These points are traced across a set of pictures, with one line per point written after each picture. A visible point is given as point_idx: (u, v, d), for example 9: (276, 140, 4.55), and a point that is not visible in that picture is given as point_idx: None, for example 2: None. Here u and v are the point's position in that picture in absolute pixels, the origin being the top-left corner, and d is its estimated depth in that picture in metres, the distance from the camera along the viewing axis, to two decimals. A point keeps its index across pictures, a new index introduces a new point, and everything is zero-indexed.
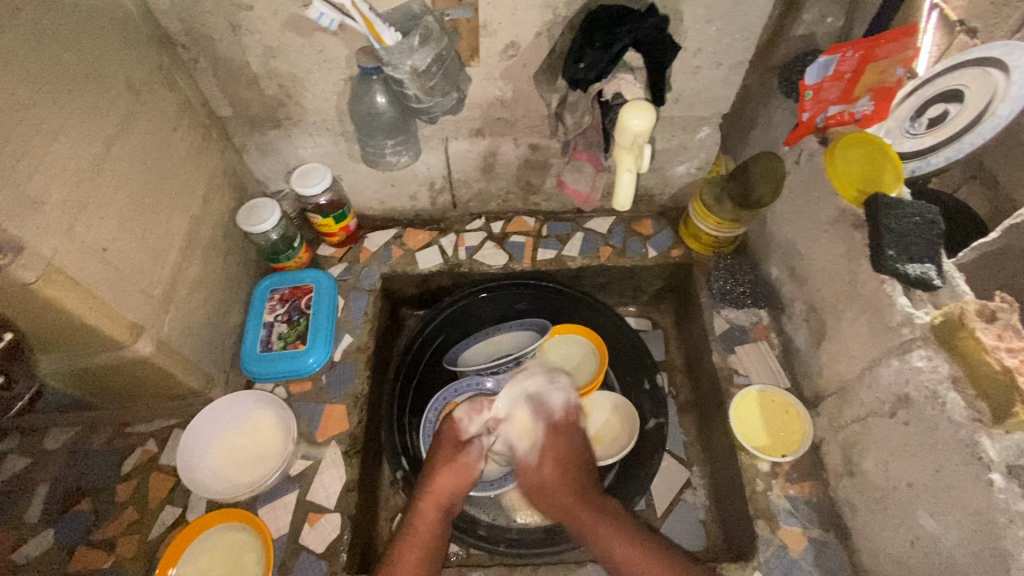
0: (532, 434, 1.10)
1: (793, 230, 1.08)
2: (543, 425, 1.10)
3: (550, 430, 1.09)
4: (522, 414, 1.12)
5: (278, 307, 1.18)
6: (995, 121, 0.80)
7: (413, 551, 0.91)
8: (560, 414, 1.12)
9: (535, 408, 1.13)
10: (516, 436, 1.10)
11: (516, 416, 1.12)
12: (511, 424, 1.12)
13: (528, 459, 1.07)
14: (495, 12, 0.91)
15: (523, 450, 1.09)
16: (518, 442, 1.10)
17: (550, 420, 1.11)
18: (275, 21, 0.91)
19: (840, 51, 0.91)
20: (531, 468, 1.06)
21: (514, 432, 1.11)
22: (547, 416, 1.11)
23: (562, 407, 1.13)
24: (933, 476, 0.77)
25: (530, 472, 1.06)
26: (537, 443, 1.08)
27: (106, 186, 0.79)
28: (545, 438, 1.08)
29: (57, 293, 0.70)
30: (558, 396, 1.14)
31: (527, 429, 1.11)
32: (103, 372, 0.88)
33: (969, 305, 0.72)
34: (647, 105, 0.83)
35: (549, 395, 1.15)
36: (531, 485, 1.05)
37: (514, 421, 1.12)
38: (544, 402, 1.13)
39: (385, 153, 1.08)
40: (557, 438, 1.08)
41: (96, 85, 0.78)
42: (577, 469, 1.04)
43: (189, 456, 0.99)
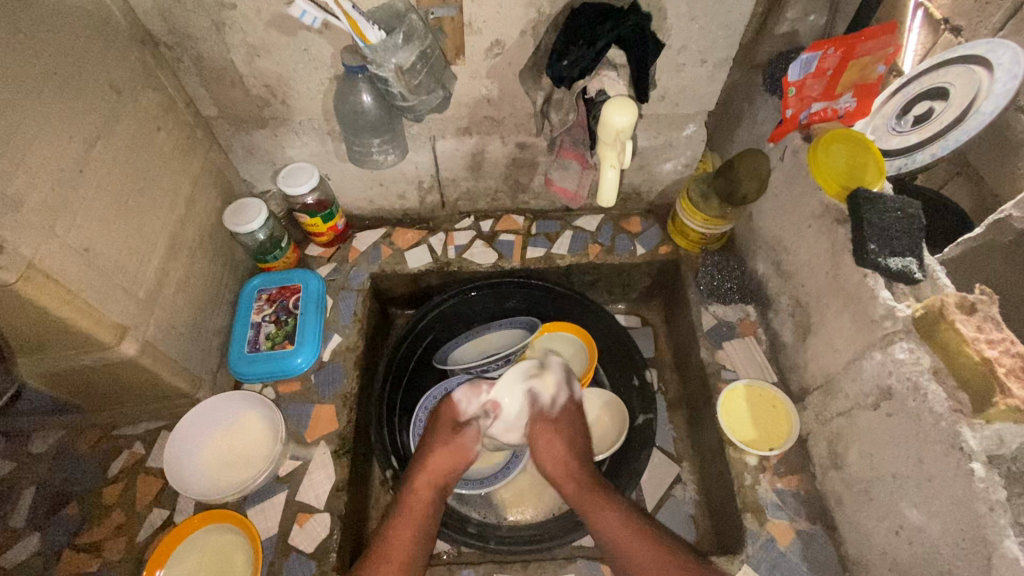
0: (554, 399, 1.11)
1: (778, 225, 1.09)
2: (567, 395, 1.12)
3: (573, 404, 1.11)
4: (552, 378, 1.12)
5: (266, 307, 1.17)
6: (980, 118, 0.79)
7: (406, 529, 0.94)
8: (579, 397, 1.14)
9: (564, 379, 1.13)
10: (542, 393, 1.11)
11: (546, 377, 1.13)
12: (537, 380, 1.12)
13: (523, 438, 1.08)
14: (480, 10, 0.91)
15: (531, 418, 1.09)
16: (541, 399, 1.10)
17: (573, 396, 1.13)
18: (259, 20, 0.91)
19: (821, 48, 0.94)
20: (546, 424, 1.07)
21: (542, 389, 1.11)
22: (571, 392, 1.13)
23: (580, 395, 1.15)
24: (915, 467, 0.78)
25: (541, 437, 1.06)
26: (556, 408, 1.10)
27: (88, 186, 0.78)
28: (565, 406, 1.10)
29: (39, 294, 0.69)
30: (578, 386, 1.15)
31: (553, 394, 1.11)
32: (87, 374, 0.87)
33: (949, 298, 0.74)
34: (629, 102, 0.84)
35: (574, 379, 1.16)
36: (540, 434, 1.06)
37: (543, 384, 1.12)
38: (569, 381, 1.15)
39: (371, 152, 1.08)
40: (571, 415, 1.10)
41: (77, 84, 0.78)
42: (579, 446, 1.06)
43: (177, 455, 0.98)
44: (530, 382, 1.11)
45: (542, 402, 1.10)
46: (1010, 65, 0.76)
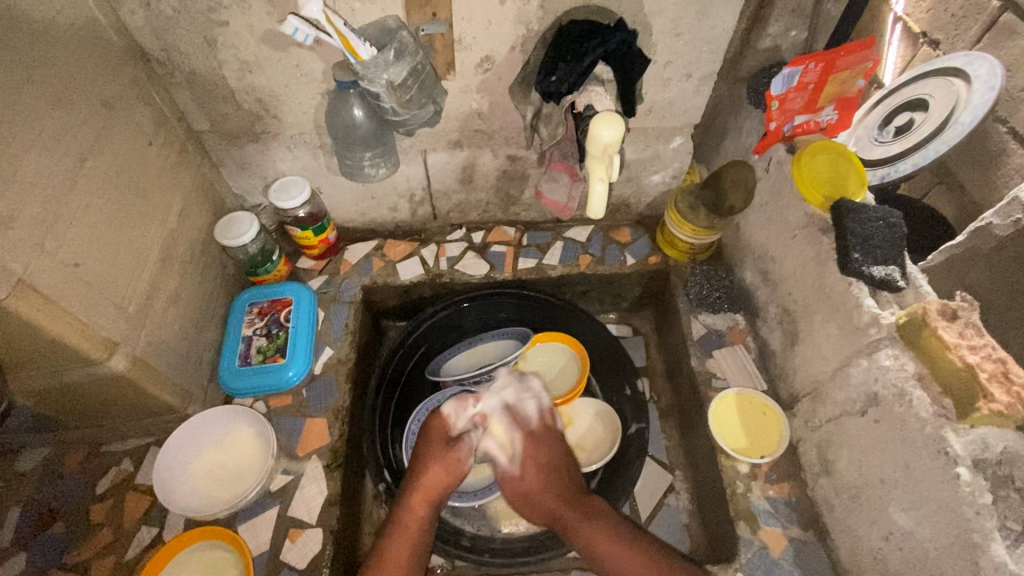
0: (511, 443, 1.05)
1: (764, 235, 1.11)
2: (520, 433, 1.05)
3: (529, 438, 1.05)
4: (499, 427, 1.07)
5: (257, 320, 1.17)
6: (958, 129, 0.81)
7: (401, 548, 0.92)
8: (536, 423, 1.08)
9: (511, 419, 1.08)
10: (497, 447, 1.05)
11: (494, 427, 1.07)
12: (489, 437, 1.06)
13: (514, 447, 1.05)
14: (470, 27, 0.92)
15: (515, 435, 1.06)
16: (499, 455, 1.05)
17: (528, 429, 1.07)
18: (251, 36, 0.92)
19: (802, 62, 0.93)
20: (512, 480, 1.03)
21: (493, 441, 1.06)
22: (523, 426, 1.07)
23: (536, 417, 1.09)
24: (903, 472, 0.79)
25: (512, 486, 1.02)
26: (515, 452, 1.04)
27: (79, 202, 0.78)
28: (524, 447, 1.04)
29: (28, 310, 0.69)
30: (532, 404, 1.10)
31: (507, 439, 1.05)
32: (74, 390, 0.86)
33: (931, 305, 0.75)
34: (617, 117, 0.86)
35: (522, 403, 1.10)
36: (514, 496, 1.02)
37: (494, 430, 1.07)
38: (517, 413, 1.09)
39: (363, 165, 1.09)
40: (536, 446, 1.04)
41: (68, 100, 0.78)
42: (555, 469, 1.02)
43: (165, 474, 0.97)
44: (482, 438, 1.06)
45: (502, 455, 1.04)
46: (987, 78, 0.79)
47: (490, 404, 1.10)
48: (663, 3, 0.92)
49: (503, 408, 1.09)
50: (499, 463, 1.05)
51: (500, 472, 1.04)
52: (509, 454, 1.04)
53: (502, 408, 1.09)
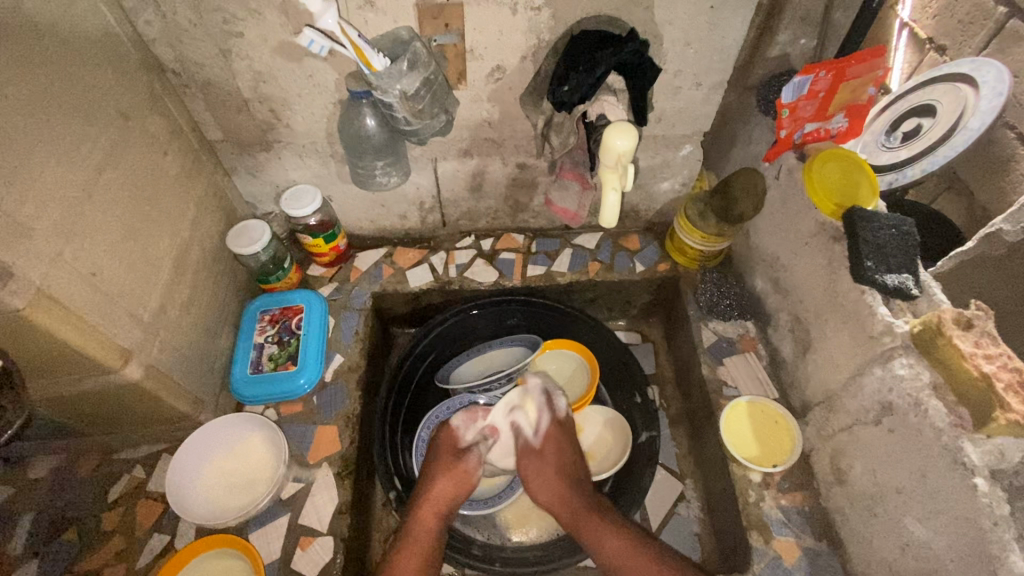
0: (538, 421, 1.09)
1: (775, 243, 1.11)
2: (550, 416, 1.09)
3: (557, 424, 1.09)
4: (533, 403, 1.11)
5: (268, 328, 1.18)
6: (968, 134, 0.81)
7: (413, 558, 0.93)
8: (566, 415, 1.11)
9: (546, 402, 1.11)
10: (525, 421, 1.09)
11: (528, 403, 1.11)
12: (522, 408, 1.11)
13: (523, 450, 1.06)
14: (481, 37, 0.93)
15: (529, 433, 1.08)
16: (525, 427, 1.09)
17: (556, 415, 1.10)
18: (265, 47, 0.93)
19: (812, 71, 0.94)
20: (530, 453, 1.05)
21: (524, 416, 1.09)
22: (554, 412, 1.10)
23: (568, 411, 1.12)
24: (919, 482, 0.78)
25: (528, 458, 1.05)
26: (541, 430, 1.08)
27: (96, 212, 0.79)
28: (550, 428, 1.08)
29: (45, 319, 0.69)
30: (567, 401, 1.13)
31: (536, 417, 1.09)
32: (90, 398, 0.87)
33: (946, 314, 0.75)
34: (628, 127, 0.86)
35: (560, 394, 1.13)
36: (527, 466, 1.05)
37: (524, 408, 1.11)
38: (552, 400, 1.12)
39: (375, 173, 1.11)
40: (560, 431, 1.08)
41: (86, 111, 0.79)
42: (570, 462, 1.04)
43: (177, 483, 0.97)
44: (513, 413, 1.10)
45: (527, 428, 1.08)
46: (994, 84, 0.79)
47: (534, 382, 1.14)
48: (673, 13, 0.93)
49: (544, 389, 1.12)
50: (522, 434, 1.08)
51: (521, 443, 1.07)
52: (534, 429, 1.08)
53: (542, 388, 1.12)
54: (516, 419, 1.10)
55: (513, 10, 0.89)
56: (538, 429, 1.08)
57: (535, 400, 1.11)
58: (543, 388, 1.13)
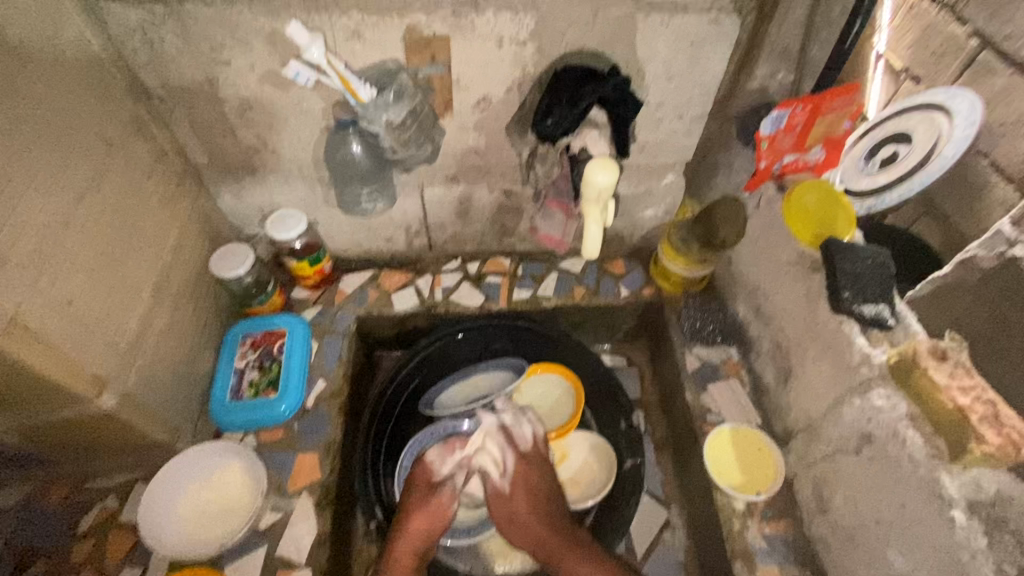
0: (503, 461, 1.09)
1: (756, 271, 1.13)
2: (513, 454, 1.09)
3: (523, 460, 1.09)
4: (493, 443, 1.10)
5: (250, 353, 1.16)
6: (943, 161, 0.83)
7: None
8: (530, 446, 1.11)
9: (505, 439, 1.11)
10: (491, 464, 1.09)
11: (489, 443, 1.11)
12: (482, 452, 1.11)
13: (495, 492, 1.07)
14: (467, 69, 0.95)
15: (496, 477, 1.08)
16: (491, 470, 1.09)
17: (520, 450, 1.10)
18: (252, 75, 0.94)
19: (789, 105, 0.99)
20: (501, 497, 1.06)
21: (488, 458, 1.09)
22: (518, 446, 1.11)
23: (530, 440, 1.12)
24: (899, 513, 0.79)
25: (501, 503, 1.05)
26: (508, 471, 1.08)
27: (76, 239, 0.78)
28: (515, 466, 1.08)
29: (18, 349, 0.68)
30: (528, 428, 1.13)
31: (499, 458, 1.09)
32: (61, 427, 0.85)
33: (921, 344, 0.77)
34: (611, 161, 0.88)
35: (518, 426, 1.13)
36: (502, 514, 1.05)
37: (487, 451, 1.10)
38: (511, 433, 1.12)
39: (360, 201, 1.11)
40: (527, 467, 1.08)
41: (68, 139, 0.79)
42: (542, 495, 1.04)
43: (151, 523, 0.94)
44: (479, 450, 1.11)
45: (494, 473, 1.08)
46: (967, 113, 0.81)
47: (490, 420, 1.13)
48: (656, 48, 0.95)
49: (499, 426, 1.12)
50: (490, 479, 1.08)
51: (491, 488, 1.08)
52: (501, 471, 1.08)
53: (497, 427, 1.12)
54: (482, 461, 1.10)
55: (499, 43, 0.91)
56: (504, 470, 1.08)
57: (495, 438, 1.11)
58: (498, 425, 1.12)
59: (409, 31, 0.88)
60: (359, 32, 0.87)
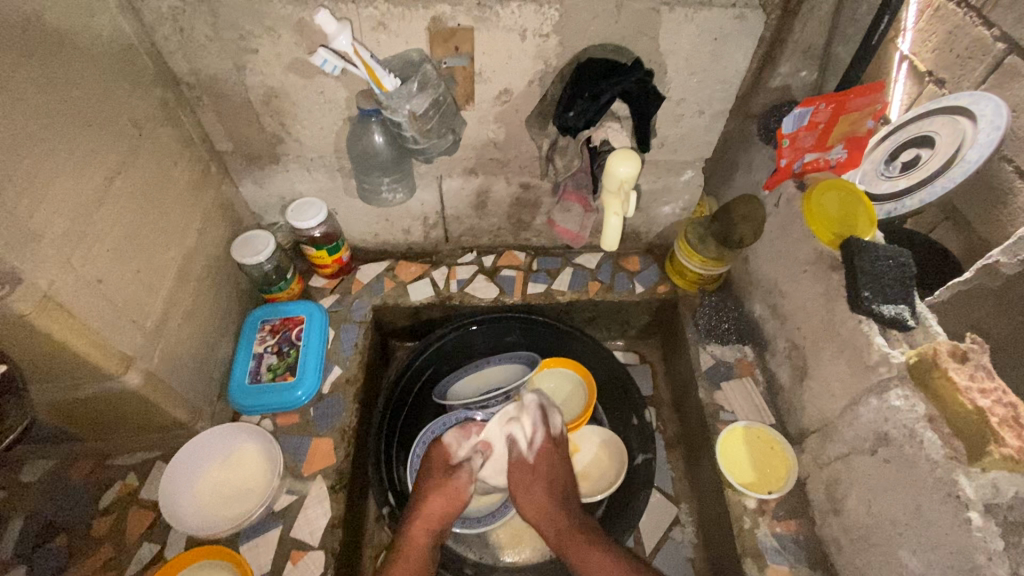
0: (534, 438, 1.10)
1: (773, 269, 1.12)
2: (543, 435, 1.11)
3: (550, 442, 1.10)
4: (528, 419, 1.12)
5: (269, 338, 1.18)
6: (965, 166, 0.82)
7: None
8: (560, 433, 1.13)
9: (541, 418, 1.12)
10: (521, 434, 1.11)
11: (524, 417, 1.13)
12: (517, 422, 1.13)
13: (517, 461, 1.09)
14: (490, 61, 0.95)
15: (523, 448, 1.09)
16: (519, 441, 1.10)
17: (549, 432, 1.12)
18: (278, 64, 0.95)
19: (813, 104, 0.96)
20: (523, 465, 1.08)
21: (521, 430, 1.12)
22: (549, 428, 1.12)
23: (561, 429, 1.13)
24: (914, 514, 0.78)
25: (520, 472, 1.07)
26: (535, 446, 1.10)
27: (106, 219, 0.80)
28: (543, 445, 1.09)
29: (51, 324, 0.70)
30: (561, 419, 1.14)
31: (531, 431, 1.11)
32: (87, 404, 0.87)
33: (942, 346, 0.76)
34: (633, 153, 0.88)
35: (555, 412, 1.14)
36: (518, 476, 1.07)
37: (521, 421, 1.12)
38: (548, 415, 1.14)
39: (381, 189, 1.13)
40: (552, 450, 1.09)
41: (102, 122, 0.81)
42: (562, 480, 1.06)
43: (178, 493, 0.97)
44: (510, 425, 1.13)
45: (522, 442, 1.10)
46: (992, 117, 0.80)
47: (532, 398, 1.14)
48: (678, 43, 0.95)
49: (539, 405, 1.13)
50: (517, 447, 1.10)
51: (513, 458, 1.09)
52: (529, 442, 1.10)
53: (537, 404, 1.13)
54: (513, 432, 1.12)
55: (521, 36, 0.92)
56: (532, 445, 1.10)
57: (531, 413, 1.13)
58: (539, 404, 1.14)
59: (433, 23, 0.89)
60: (384, 23, 0.88)
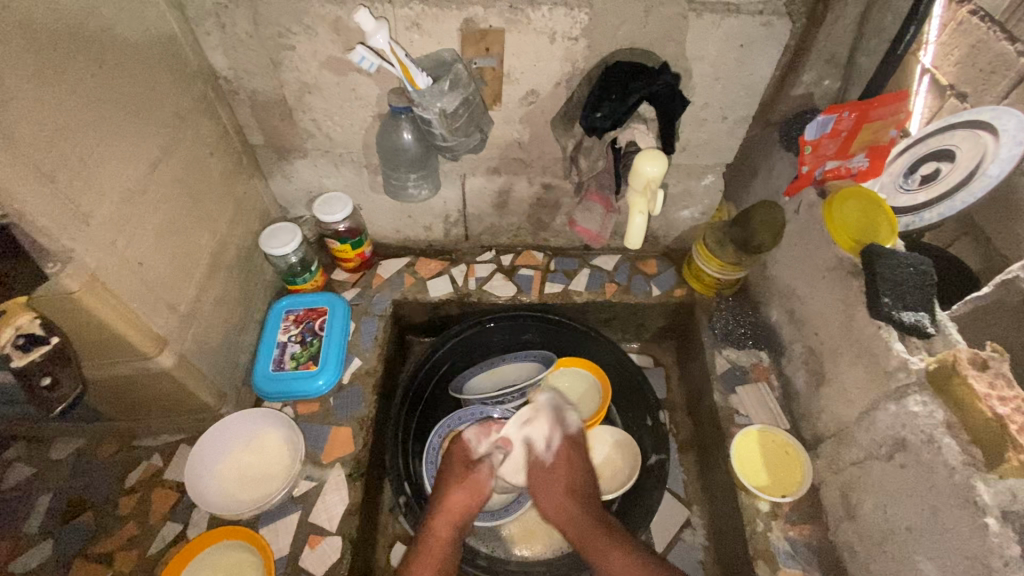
0: (549, 441, 1.13)
1: (792, 275, 1.13)
2: (560, 434, 1.14)
3: (568, 440, 1.12)
4: (543, 425, 1.15)
5: (292, 327, 1.21)
6: (986, 181, 0.83)
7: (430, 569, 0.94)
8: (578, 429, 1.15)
9: (557, 417, 1.16)
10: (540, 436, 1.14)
11: (538, 424, 1.16)
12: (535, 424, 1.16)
13: (537, 467, 1.10)
14: (518, 62, 0.98)
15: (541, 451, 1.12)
16: (538, 442, 1.13)
17: (566, 432, 1.14)
18: (313, 61, 0.98)
19: (837, 111, 0.98)
20: (542, 469, 1.09)
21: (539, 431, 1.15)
22: (565, 429, 1.14)
23: (575, 426, 1.15)
24: (930, 519, 0.79)
25: (541, 482, 1.08)
26: (553, 448, 1.12)
27: (149, 204, 0.84)
28: (561, 446, 1.11)
29: (93, 302, 0.73)
30: (573, 415, 1.17)
31: (547, 435, 1.14)
32: (123, 383, 0.91)
33: (961, 353, 0.76)
34: (659, 154, 0.90)
35: (567, 410, 1.18)
36: (537, 485, 1.08)
37: (535, 431, 1.15)
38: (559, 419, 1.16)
39: (407, 186, 1.15)
40: (569, 449, 1.11)
41: (149, 112, 0.84)
42: (583, 482, 1.06)
43: (194, 482, 0.99)
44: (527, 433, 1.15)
45: (540, 448, 1.12)
46: (1015, 132, 0.80)
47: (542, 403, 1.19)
48: (705, 49, 0.97)
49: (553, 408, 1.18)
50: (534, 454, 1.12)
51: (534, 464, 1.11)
52: (546, 447, 1.12)
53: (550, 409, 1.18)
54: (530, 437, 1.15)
55: (551, 38, 0.94)
56: (550, 445, 1.12)
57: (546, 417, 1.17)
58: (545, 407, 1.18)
59: (466, 24, 0.91)
60: (418, 23, 0.91)
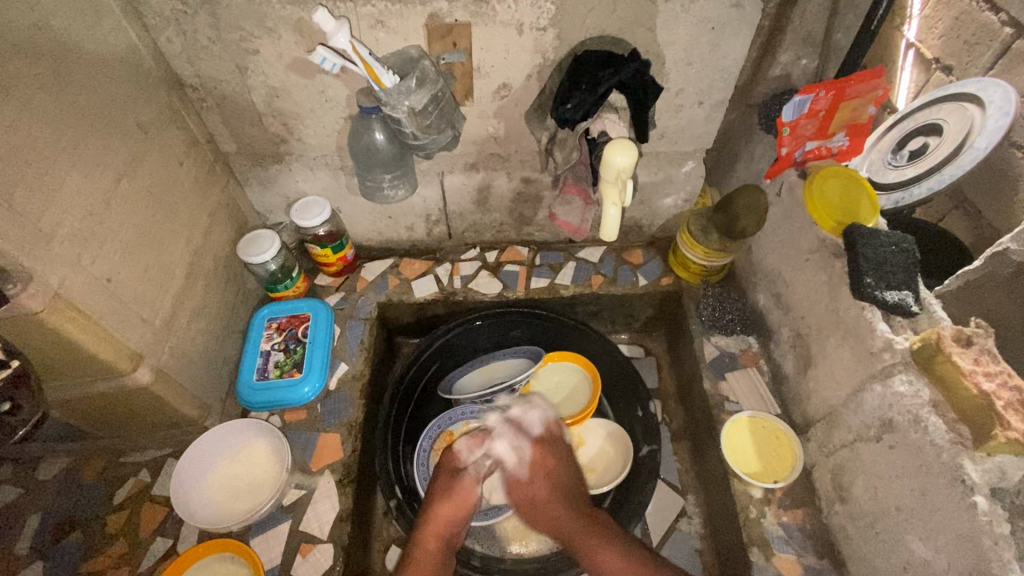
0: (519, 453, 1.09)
1: (777, 259, 1.12)
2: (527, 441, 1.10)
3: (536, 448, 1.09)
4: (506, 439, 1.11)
5: (276, 335, 1.20)
6: (972, 154, 0.79)
7: None
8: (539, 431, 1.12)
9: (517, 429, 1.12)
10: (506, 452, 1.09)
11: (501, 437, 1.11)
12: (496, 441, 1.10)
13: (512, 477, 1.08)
14: (487, 56, 0.96)
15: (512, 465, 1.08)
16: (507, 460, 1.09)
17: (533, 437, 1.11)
18: (279, 64, 0.96)
19: (813, 91, 0.96)
20: (520, 483, 1.07)
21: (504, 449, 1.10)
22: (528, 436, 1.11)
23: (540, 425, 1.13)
24: (920, 500, 0.78)
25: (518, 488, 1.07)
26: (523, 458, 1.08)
27: (115, 220, 0.82)
28: (533, 454, 1.08)
29: (60, 322, 0.72)
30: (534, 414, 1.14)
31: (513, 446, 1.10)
32: (101, 401, 0.90)
33: (945, 331, 0.75)
34: (629, 143, 0.89)
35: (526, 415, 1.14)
36: (522, 500, 1.06)
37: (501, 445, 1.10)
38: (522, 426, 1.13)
39: (382, 187, 1.14)
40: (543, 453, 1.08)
41: (109, 124, 0.82)
42: (564, 484, 1.05)
43: (184, 513, 0.96)
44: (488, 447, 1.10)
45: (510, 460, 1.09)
46: (1001, 103, 0.77)
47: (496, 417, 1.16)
48: (676, 34, 0.95)
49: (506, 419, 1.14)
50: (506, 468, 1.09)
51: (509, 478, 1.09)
52: (517, 459, 1.08)
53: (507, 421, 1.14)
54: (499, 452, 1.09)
55: (519, 30, 0.92)
56: (521, 460, 1.08)
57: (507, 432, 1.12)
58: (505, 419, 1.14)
59: (431, 19, 0.90)
60: (382, 20, 0.89)
